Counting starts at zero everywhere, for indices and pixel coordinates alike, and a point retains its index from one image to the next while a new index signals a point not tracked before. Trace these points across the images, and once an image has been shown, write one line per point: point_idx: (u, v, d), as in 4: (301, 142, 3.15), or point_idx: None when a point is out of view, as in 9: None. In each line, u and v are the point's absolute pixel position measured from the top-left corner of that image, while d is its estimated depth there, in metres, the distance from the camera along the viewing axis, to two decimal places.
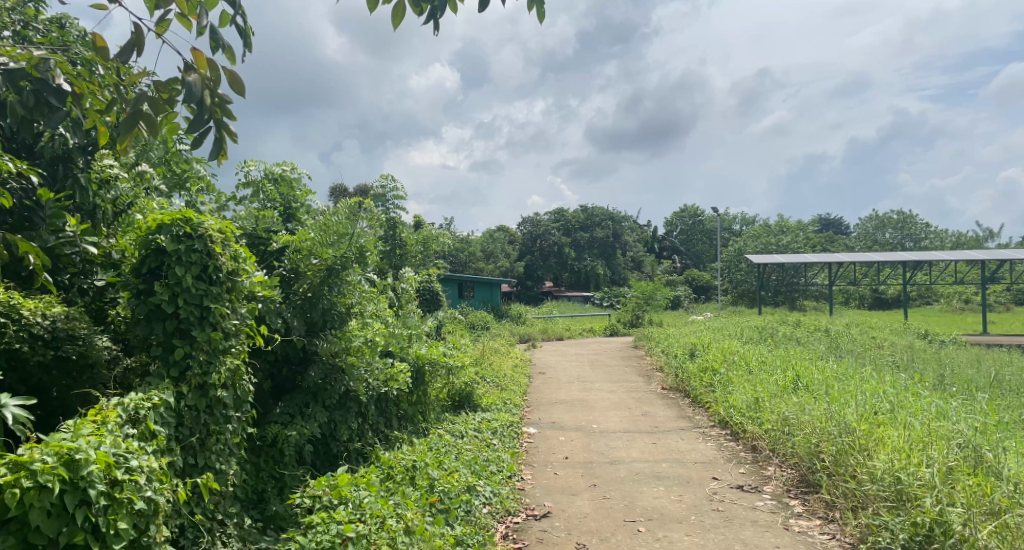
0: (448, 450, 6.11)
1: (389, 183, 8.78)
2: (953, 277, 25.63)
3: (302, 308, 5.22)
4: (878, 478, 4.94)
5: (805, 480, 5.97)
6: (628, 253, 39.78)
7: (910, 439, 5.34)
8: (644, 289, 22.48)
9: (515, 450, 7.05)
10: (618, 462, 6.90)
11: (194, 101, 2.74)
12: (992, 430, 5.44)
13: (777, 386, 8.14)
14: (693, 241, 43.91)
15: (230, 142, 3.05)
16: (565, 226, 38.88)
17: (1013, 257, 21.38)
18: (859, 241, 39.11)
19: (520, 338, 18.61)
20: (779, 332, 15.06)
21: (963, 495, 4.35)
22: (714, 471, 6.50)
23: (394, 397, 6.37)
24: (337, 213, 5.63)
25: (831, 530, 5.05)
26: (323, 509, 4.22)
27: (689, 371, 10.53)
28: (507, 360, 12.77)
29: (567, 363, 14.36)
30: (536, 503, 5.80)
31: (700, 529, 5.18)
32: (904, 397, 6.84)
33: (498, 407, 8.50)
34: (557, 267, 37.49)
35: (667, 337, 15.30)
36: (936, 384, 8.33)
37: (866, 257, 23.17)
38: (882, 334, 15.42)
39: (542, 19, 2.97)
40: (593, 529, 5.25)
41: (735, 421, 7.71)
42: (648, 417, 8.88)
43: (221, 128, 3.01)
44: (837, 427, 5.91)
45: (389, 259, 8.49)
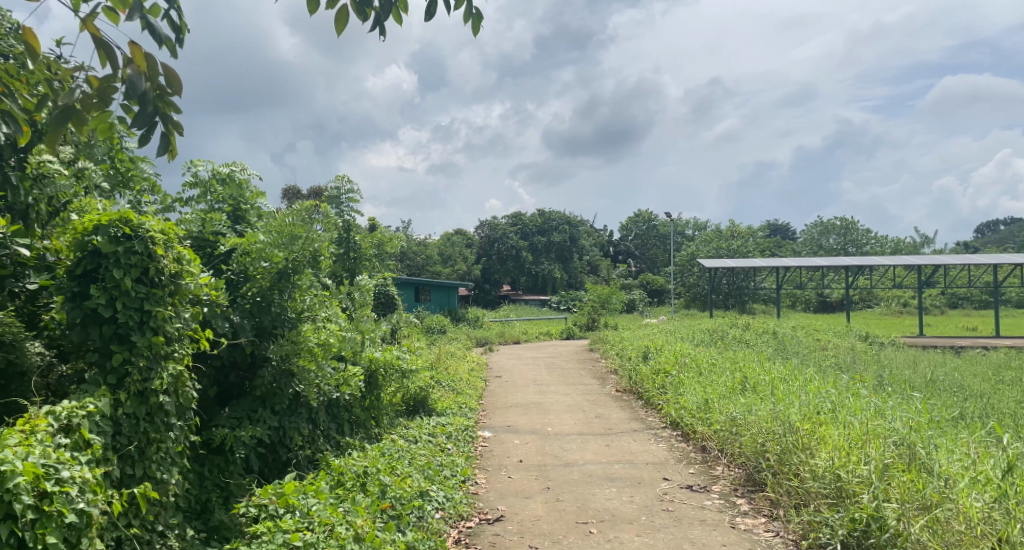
0: (401, 456, 6.07)
1: (344, 184, 8.67)
2: (892, 281, 26.59)
3: (251, 312, 5.12)
4: (819, 475, 5.11)
5: (752, 479, 6.12)
6: (584, 257, 40.14)
7: (849, 437, 5.53)
8: (600, 293, 22.67)
9: (469, 454, 7.04)
10: (571, 464, 6.95)
11: (136, 96, 2.66)
12: (925, 428, 5.67)
13: (726, 387, 8.32)
14: (648, 246, 44.54)
15: (178, 137, 2.97)
16: (523, 230, 38.91)
17: (948, 262, 22.26)
18: (805, 246, 40.24)
19: (477, 342, 18.57)
20: (729, 334, 15.40)
21: (897, 491, 4.51)
22: (665, 471, 6.61)
23: (347, 402, 6.31)
24: (289, 215, 5.55)
25: (774, 527, 5.19)
26: (270, 518, 4.14)
27: (641, 373, 10.67)
28: (464, 364, 12.77)
29: (523, 366, 14.37)
30: (489, 507, 5.81)
31: (651, 529, 5.25)
32: (844, 397, 7.08)
33: (453, 411, 8.48)
34: (514, 270, 37.57)
35: (621, 340, 15.47)
36: (877, 384, 8.61)
37: (812, 261, 23.82)
38: (826, 337, 15.88)
39: (477, 32, 3.08)
40: (546, 532, 5.28)
41: (686, 422, 7.85)
42: (602, 419, 8.97)
43: (167, 122, 2.93)
44: (782, 427, 6.08)
45: (343, 264, 8.38)
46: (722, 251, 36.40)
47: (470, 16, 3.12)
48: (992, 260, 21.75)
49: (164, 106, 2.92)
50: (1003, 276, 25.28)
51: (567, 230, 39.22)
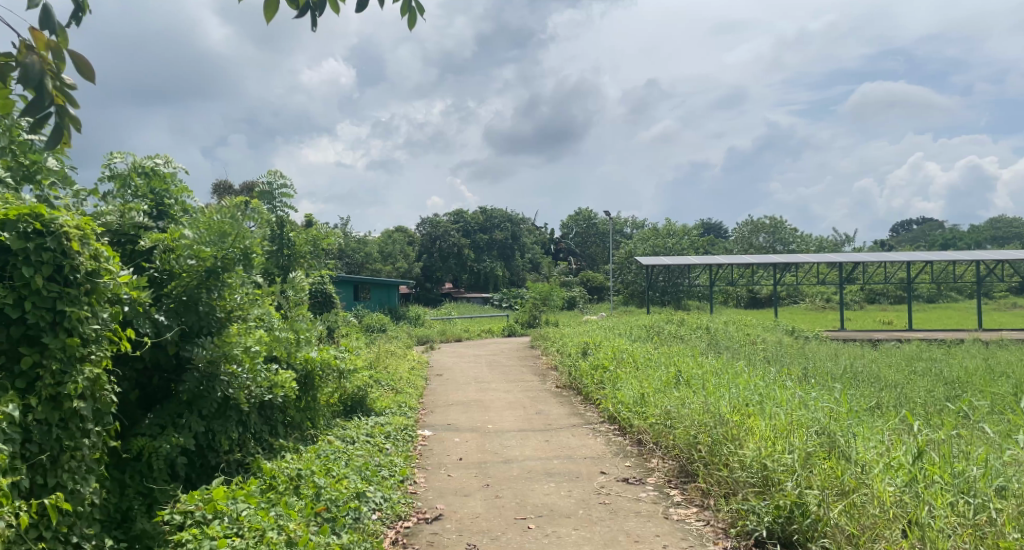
0: (337, 457, 5.98)
1: (277, 179, 8.46)
2: (817, 277, 27.74)
3: (176, 311, 4.94)
4: (747, 465, 5.28)
5: (685, 470, 6.28)
6: (526, 255, 40.34)
7: (775, 428, 5.74)
8: (541, 290, 22.81)
9: (408, 454, 6.98)
10: (510, 461, 6.98)
11: (29, 85, 2.56)
12: (844, 417, 5.94)
13: (661, 381, 8.50)
14: (588, 243, 45.10)
15: (73, 131, 2.85)
16: (464, 227, 38.71)
17: (867, 259, 23.34)
18: (737, 244, 41.48)
19: (418, 340, 18.43)
20: (665, 330, 15.76)
21: (819, 478, 4.70)
22: (602, 465, 6.71)
23: (281, 404, 6.17)
24: (218, 212, 5.40)
25: (706, 516, 5.34)
26: (196, 525, 4.01)
27: (581, 369, 10.79)
28: (404, 362, 12.66)
29: (464, 364, 14.32)
30: (427, 505, 5.79)
31: (588, 523, 5.33)
32: (771, 389, 7.35)
33: (392, 411, 8.39)
34: (456, 268, 37.44)
35: (561, 336, 15.62)
36: (803, 376, 8.96)
37: (742, 259, 24.59)
38: (756, 331, 16.44)
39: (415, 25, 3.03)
40: (484, 529, 5.29)
41: (623, 416, 7.99)
42: (542, 415, 9.04)
43: (64, 115, 2.81)
44: (714, 419, 6.26)
45: (276, 262, 8.16)
46: (658, 249, 37.21)
47: (409, 11, 3.06)
48: (907, 258, 22.96)
49: (61, 96, 2.79)
50: (916, 271, 26.72)
51: (508, 227, 39.30)
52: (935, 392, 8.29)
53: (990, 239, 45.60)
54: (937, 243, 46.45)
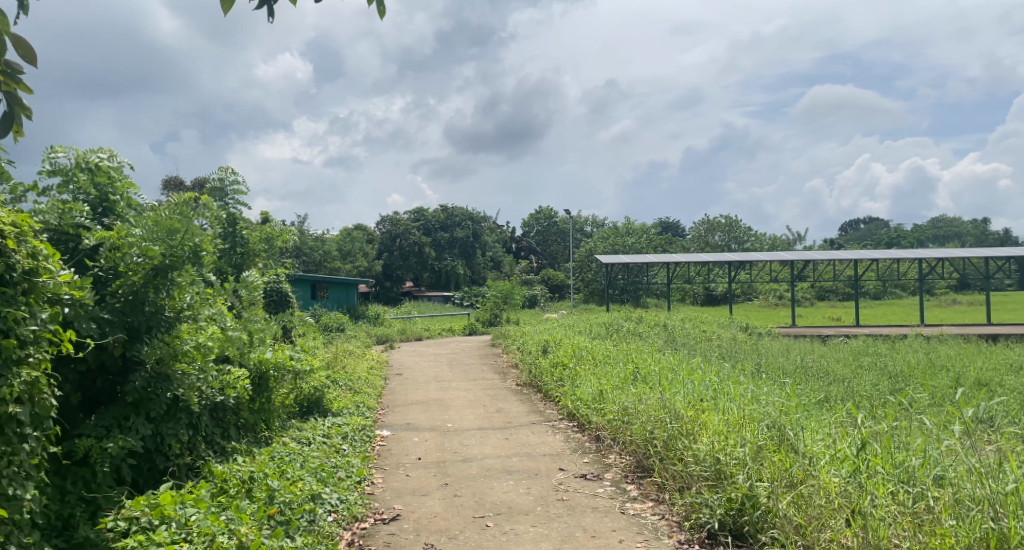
0: (292, 459, 5.89)
1: (229, 175, 8.29)
2: (770, 275, 28.40)
3: (122, 311, 4.80)
4: (700, 459, 5.38)
5: (641, 465, 6.36)
6: (487, 253, 40.32)
7: (728, 422, 5.86)
8: (502, 288, 22.83)
9: (366, 454, 6.92)
10: (469, 460, 6.97)
11: None
12: (793, 411, 6.09)
13: (619, 378, 8.60)
14: (549, 242, 45.30)
15: (26, 118, 2.76)
16: (425, 225, 38.47)
17: (818, 258, 23.96)
18: (693, 243, 42.17)
19: (377, 339, 18.27)
20: (624, 327, 15.93)
21: (768, 470, 4.81)
22: (560, 462, 6.76)
23: (233, 405, 6.05)
24: (167, 209, 5.26)
25: (660, 510, 5.42)
26: (142, 531, 3.90)
27: (540, 367, 10.84)
28: (363, 362, 12.55)
29: (423, 363, 14.25)
30: (384, 506, 5.74)
31: (546, 519, 5.35)
32: (724, 384, 7.50)
33: (349, 412, 8.30)
34: (416, 266, 37.20)
35: (522, 334, 15.66)
36: (755, 372, 9.16)
37: (699, 257, 25.02)
38: (711, 328, 16.75)
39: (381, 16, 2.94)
40: (442, 528, 5.28)
41: (581, 413, 8.05)
42: (502, 413, 9.05)
43: (14, 102, 2.73)
44: (669, 414, 6.35)
45: (228, 260, 7.98)
46: (617, 247, 37.61)
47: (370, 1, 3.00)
48: (855, 256, 23.69)
49: (8, 83, 2.72)
50: (864, 269, 27.57)
51: (469, 226, 39.22)
52: (879, 385, 8.58)
53: (932, 238, 47.34)
54: (883, 242, 47.98)
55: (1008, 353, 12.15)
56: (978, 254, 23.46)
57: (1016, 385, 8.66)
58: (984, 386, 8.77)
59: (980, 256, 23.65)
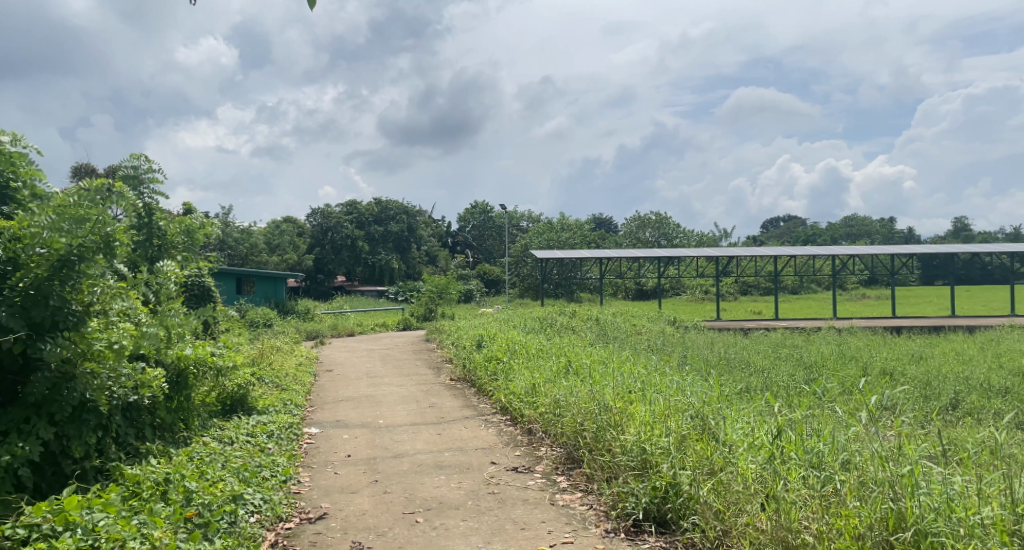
0: (212, 459, 5.70)
1: (143, 162, 7.93)
2: (697, 270, 29.26)
3: (23, 306, 4.52)
4: (628, 449, 5.49)
5: (571, 457, 6.46)
6: (423, 247, 39.95)
7: (654, 413, 6.00)
8: (438, 283, 22.66)
9: (292, 453, 6.77)
10: (401, 455, 6.91)
11: None
12: (715, 401, 6.29)
13: (551, 371, 8.68)
14: (485, 237, 45.28)
15: None
16: (358, 219, 37.75)
17: (740, 254, 24.83)
18: (625, 238, 42.92)
19: (307, 335, 17.88)
20: (558, 321, 16.09)
21: (691, 459, 4.97)
22: (492, 456, 6.78)
23: (148, 403, 5.81)
24: (73, 196, 4.97)
25: (589, 500, 5.52)
26: (43, 539, 3.69)
27: (475, 361, 10.84)
28: (291, 358, 12.26)
29: (356, 359, 14.05)
30: (311, 505, 5.64)
31: (476, 513, 5.36)
32: (651, 376, 7.68)
33: (276, 410, 8.08)
34: (349, 260, 36.46)
35: (456, 329, 15.59)
36: (680, 363, 9.42)
37: (631, 253, 25.47)
38: (641, 322, 17.14)
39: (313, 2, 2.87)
40: (370, 525, 5.21)
41: (514, 406, 8.09)
42: (435, 408, 8.99)
43: None
44: (598, 406, 6.46)
45: (144, 252, 7.55)
46: (551, 243, 37.92)
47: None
48: (774, 253, 24.65)
49: None
50: (783, 264, 28.74)
51: (404, 220, 38.70)
52: (795, 375, 8.97)
53: (845, 235, 49.81)
54: (803, 240, 50.09)
55: (912, 344, 12.89)
56: (888, 250, 24.78)
57: (916, 373, 9.21)
58: (888, 375, 9.30)
59: (890, 253, 24.99)
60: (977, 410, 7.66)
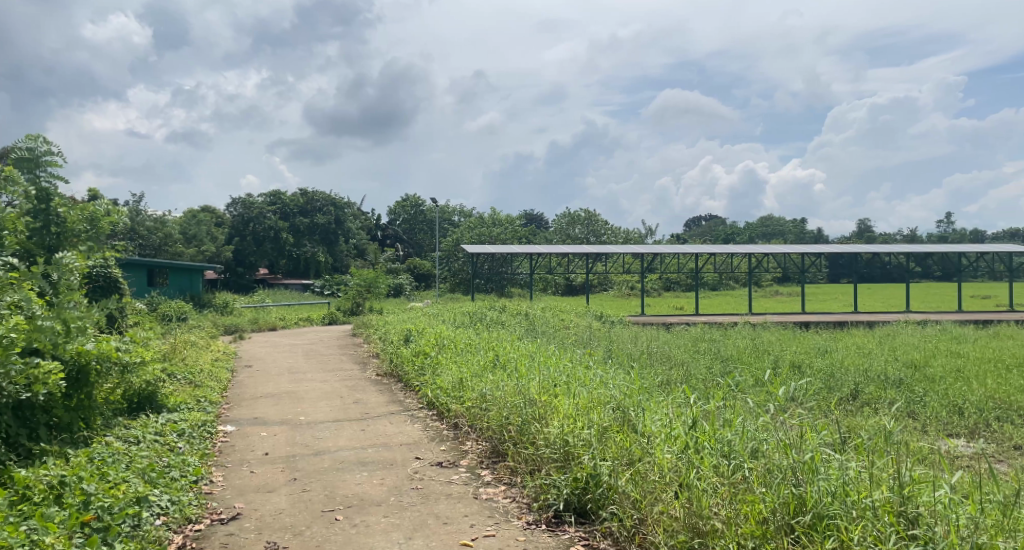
0: (115, 460, 5.41)
1: (40, 144, 7.42)
2: (623, 267, 29.86)
3: None
4: (551, 442, 5.54)
5: (495, 450, 6.48)
6: (351, 241, 39.01)
7: (578, 405, 6.07)
8: (366, 277, 22.16)
9: (204, 451, 6.51)
10: (322, 453, 6.76)
11: None
12: (637, 393, 6.42)
13: (479, 365, 8.66)
14: (415, 230, 44.83)
15: None
16: (282, 210, 36.74)
17: (665, 252, 25.50)
18: (555, 234, 43.38)
19: (225, 331, 17.23)
20: (487, 316, 16.12)
21: (611, 449, 5.07)
22: (417, 451, 6.71)
23: (42, 402, 5.48)
24: None
25: (511, 493, 5.56)
26: None
27: (402, 356, 10.71)
28: (206, 353, 11.77)
29: (277, 354, 13.66)
30: (224, 505, 5.44)
31: (398, 509, 5.30)
32: (576, 369, 7.78)
33: (188, 407, 7.75)
34: (272, 253, 35.45)
35: (384, 323, 15.37)
36: (605, 357, 9.60)
37: (560, 249, 25.71)
38: (569, 316, 17.38)
39: None
40: (287, 525, 5.07)
41: (440, 401, 8.05)
42: (359, 404, 8.85)
43: None
44: (523, 400, 6.49)
45: (40, 240, 7.15)
46: (482, 237, 37.90)
47: None
48: (697, 251, 25.45)
49: None
50: (706, 262, 29.68)
51: (331, 211, 37.74)
52: (712, 368, 9.29)
53: (762, 235, 51.98)
54: (723, 238, 51.95)
55: (819, 338, 13.59)
56: (801, 249, 25.93)
57: (822, 365, 9.73)
58: (797, 366, 9.76)
59: (802, 253, 26.17)
60: (875, 400, 8.13)
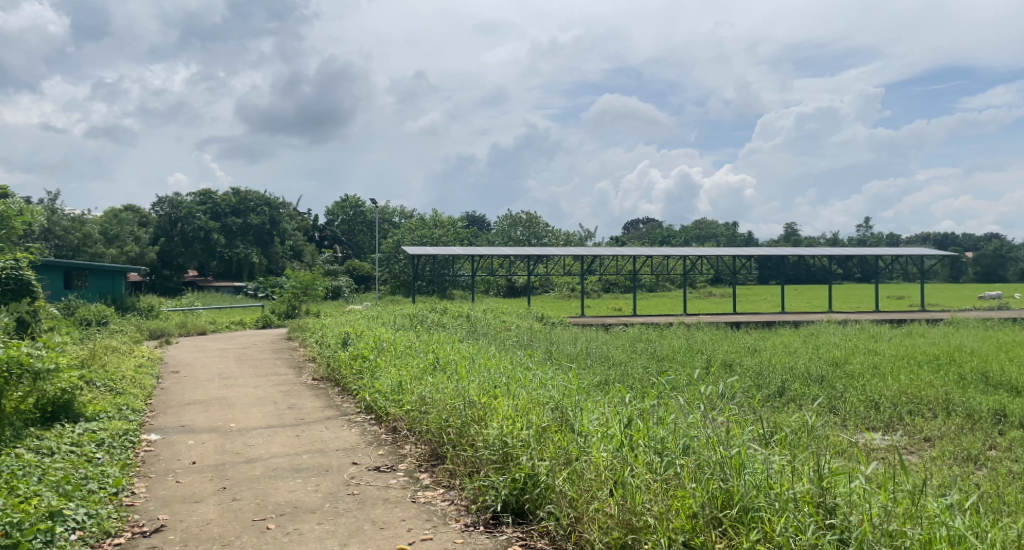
0: (27, 473, 5.12)
1: None
2: (564, 269, 30.16)
3: None
4: (489, 443, 5.53)
5: (435, 453, 6.43)
6: (287, 241, 37.87)
7: (517, 406, 6.07)
8: (302, 278, 21.63)
9: (126, 461, 6.24)
10: (253, 460, 6.56)
11: None
12: (574, 393, 6.46)
13: (419, 368, 8.55)
14: (354, 231, 44.12)
15: None
16: (213, 209, 35.65)
17: (604, 254, 25.86)
18: (497, 236, 43.44)
19: (150, 335, 16.58)
20: (429, 318, 15.98)
21: (549, 449, 5.09)
22: (354, 456, 6.59)
23: None
24: None
25: (450, 496, 5.52)
26: None
27: (339, 359, 10.50)
28: (130, 359, 11.28)
29: (206, 359, 13.20)
30: (146, 517, 5.21)
31: (333, 515, 5.18)
32: (516, 371, 7.78)
33: (108, 415, 7.40)
34: (202, 254, 34.30)
35: (321, 326, 15.06)
36: (545, 358, 9.65)
37: (502, 250, 25.77)
38: (511, 318, 17.40)
39: None
40: (215, 535, 4.90)
41: (379, 405, 7.91)
42: (294, 409, 8.63)
43: None
44: (463, 402, 6.45)
45: None
46: (423, 239, 37.58)
47: None
48: (634, 254, 25.93)
49: None
50: (644, 265, 30.25)
51: (266, 211, 36.76)
52: (648, 368, 9.45)
53: (697, 237, 53.39)
54: (659, 240, 53.15)
55: (749, 337, 14.03)
56: (733, 251, 26.76)
57: (751, 363, 10.03)
58: (728, 365, 10.04)
59: (735, 255, 26.98)
60: (800, 396, 8.42)
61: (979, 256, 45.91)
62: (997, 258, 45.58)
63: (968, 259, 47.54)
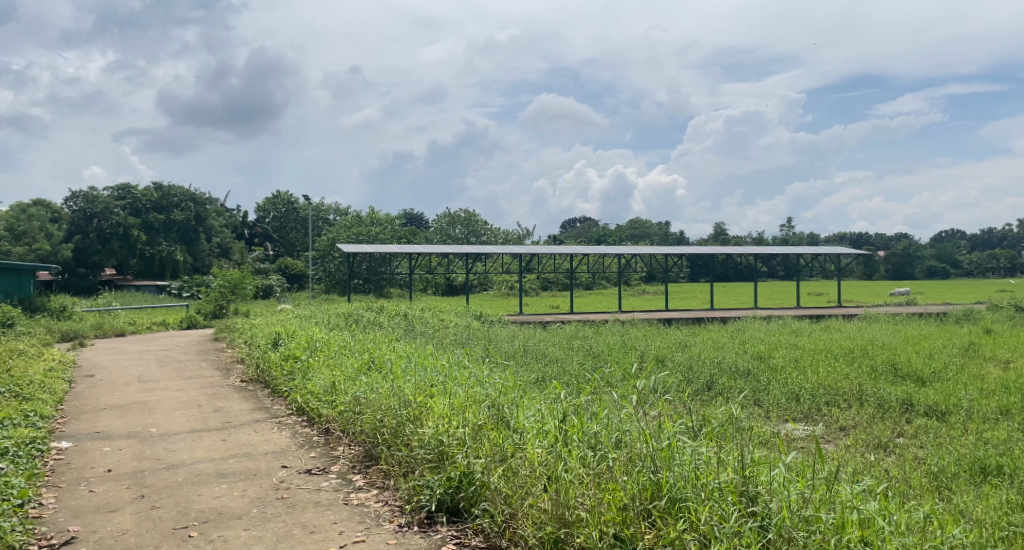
0: None
1: None
2: (502, 267, 30.18)
3: None
4: (424, 442, 5.45)
5: (368, 454, 6.31)
6: (213, 238, 36.57)
7: (453, 405, 6.00)
8: (231, 278, 20.70)
9: (33, 472, 5.86)
10: (175, 466, 6.28)
11: None
12: (511, 391, 6.44)
13: (353, 368, 8.36)
14: (286, 229, 43.00)
15: None
16: (133, 205, 33.85)
17: (542, 253, 25.99)
18: (434, 234, 43.09)
19: (62, 337, 15.70)
20: (364, 317, 15.69)
21: (484, 446, 5.06)
22: (283, 459, 6.40)
23: None
24: None
25: (384, 497, 5.42)
26: None
27: (270, 360, 10.16)
28: (39, 363, 10.64)
29: (126, 362, 12.59)
30: (56, 529, 4.92)
31: (260, 521, 5.01)
32: (452, 369, 7.70)
33: (13, 423, 6.96)
34: (121, 251, 32.92)
35: (250, 326, 14.55)
36: (481, 356, 9.61)
37: (439, 248, 25.54)
38: (448, 316, 17.33)
39: None
40: (131, 546, 4.66)
41: (311, 406, 7.71)
42: (220, 413, 8.31)
43: None
44: (398, 402, 6.35)
45: None
46: (359, 237, 36.97)
47: None
48: (572, 253, 26.15)
49: None
50: (580, 263, 30.56)
51: (190, 207, 35.30)
52: (584, 364, 9.55)
53: (631, 236, 54.37)
54: (594, 239, 53.84)
55: (680, 333, 14.38)
56: (667, 249, 27.30)
57: (683, 358, 10.27)
58: (660, 360, 10.26)
59: (668, 254, 27.56)
60: (727, 390, 8.66)
61: (890, 254, 48.45)
62: (905, 257, 48.30)
63: (881, 257, 50.12)
